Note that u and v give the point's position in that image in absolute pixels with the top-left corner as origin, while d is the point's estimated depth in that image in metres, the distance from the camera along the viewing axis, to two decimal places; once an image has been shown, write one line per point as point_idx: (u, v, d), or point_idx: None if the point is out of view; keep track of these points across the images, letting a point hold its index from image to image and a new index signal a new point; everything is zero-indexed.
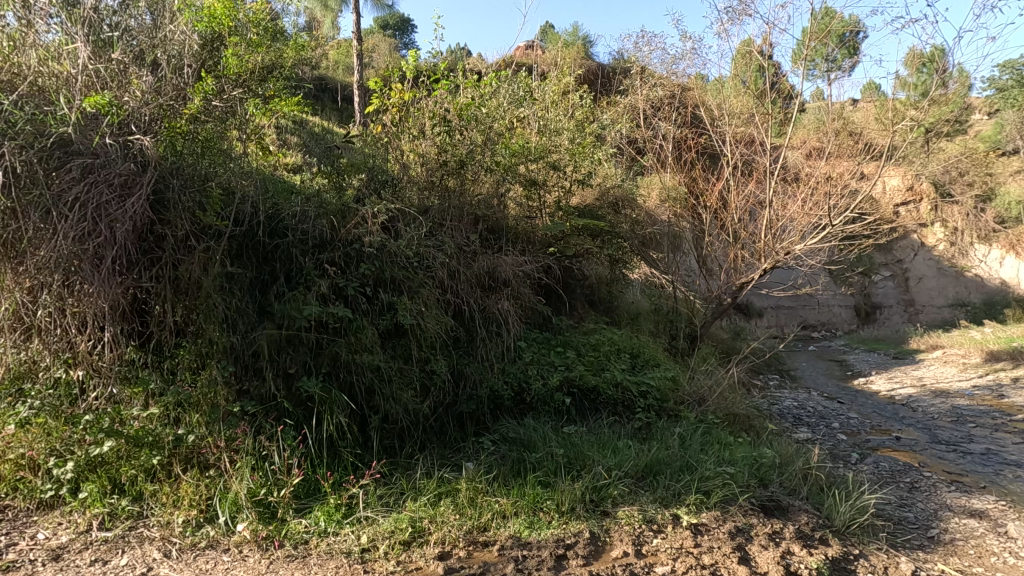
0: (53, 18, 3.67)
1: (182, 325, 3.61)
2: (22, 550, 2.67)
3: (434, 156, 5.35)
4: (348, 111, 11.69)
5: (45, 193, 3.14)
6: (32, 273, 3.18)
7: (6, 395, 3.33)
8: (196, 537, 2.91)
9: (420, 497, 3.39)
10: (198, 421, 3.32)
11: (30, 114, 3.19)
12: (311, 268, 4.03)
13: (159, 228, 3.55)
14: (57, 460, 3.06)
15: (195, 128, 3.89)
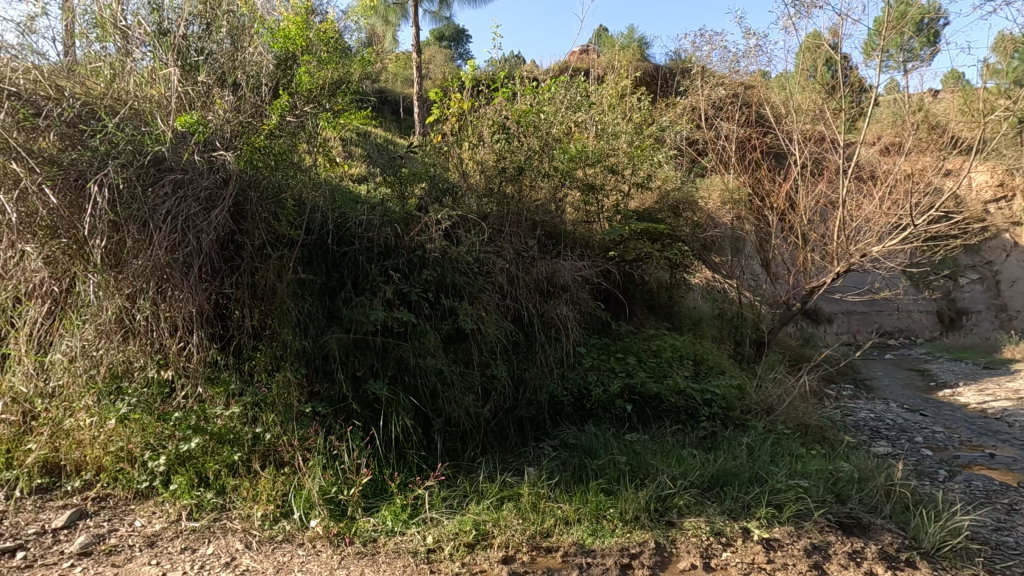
0: (146, 47, 3.99)
1: (260, 329, 3.82)
2: (122, 536, 2.90)
3: (492, 163, 5.42)
4: (408, 122, 12.04)
5: (143, 207, 3.40)
6: (130, 281, 3.44)
7: (105, 393, 3.47)
8: (273, 530, 3.06)
9: (483, 500, 3.43)
10: (274, 420, 3.49)
11: (130, 135, 3.48)
12: (377, 274, 4.19)
13: (240, 237, 3.79)
14: (152, 453, 3.30)
15: (271, 143, 4.12)
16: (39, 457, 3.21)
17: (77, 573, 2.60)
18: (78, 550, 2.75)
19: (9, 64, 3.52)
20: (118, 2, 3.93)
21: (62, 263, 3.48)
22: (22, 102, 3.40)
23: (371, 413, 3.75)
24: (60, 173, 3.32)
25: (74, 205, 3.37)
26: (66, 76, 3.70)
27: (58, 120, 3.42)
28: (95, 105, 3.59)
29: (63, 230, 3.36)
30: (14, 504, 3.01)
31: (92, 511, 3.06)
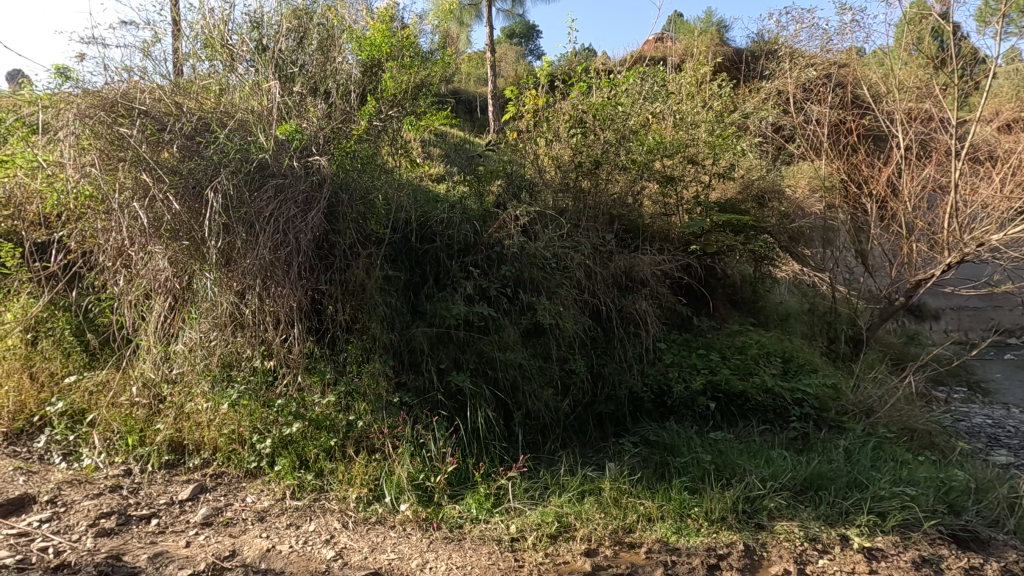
0: (248, 61, 4.34)
1: (351, 322, 4.06)
2: (237, 509, 3.20)
3: (568, 158, 5.39)
4: (482, 120, 12.23)
5: (249, 210, 3.71)
6: (240, 277, 3.74)
7: (218, 380, 3.79)
8: (367, 512, 3.26)
9: (564, 493, 3.46)
10: (365, 409, 3.71)
11: (239, 145, 3.81)
12: (457, 271, 4.33)
13: (333, 237, 4.04)
14: (259, 436, 3.60)
15: (360, 147, 4.39)
16: (166, 437, 3.59)
17: (201, 541, 2.90)
18: (201, 520, 3.06)
19: (136, 87, 3.95)
20: (224, 23, 4.30)
21: (183, 262, 3.79)
22: (150, 119, 3.82)
23: (455, 404, 3.89)
24: (181, 181, 3.70)
25: (193, 210, 3.73)
26: (181, 94, 4.08)
27: (179, 134, 3.82)
28: (208, 118, 3.96)
29: (183, 233, 3.73)
30: (147, 477, 3.39)
31: (210, 486, 3.39)
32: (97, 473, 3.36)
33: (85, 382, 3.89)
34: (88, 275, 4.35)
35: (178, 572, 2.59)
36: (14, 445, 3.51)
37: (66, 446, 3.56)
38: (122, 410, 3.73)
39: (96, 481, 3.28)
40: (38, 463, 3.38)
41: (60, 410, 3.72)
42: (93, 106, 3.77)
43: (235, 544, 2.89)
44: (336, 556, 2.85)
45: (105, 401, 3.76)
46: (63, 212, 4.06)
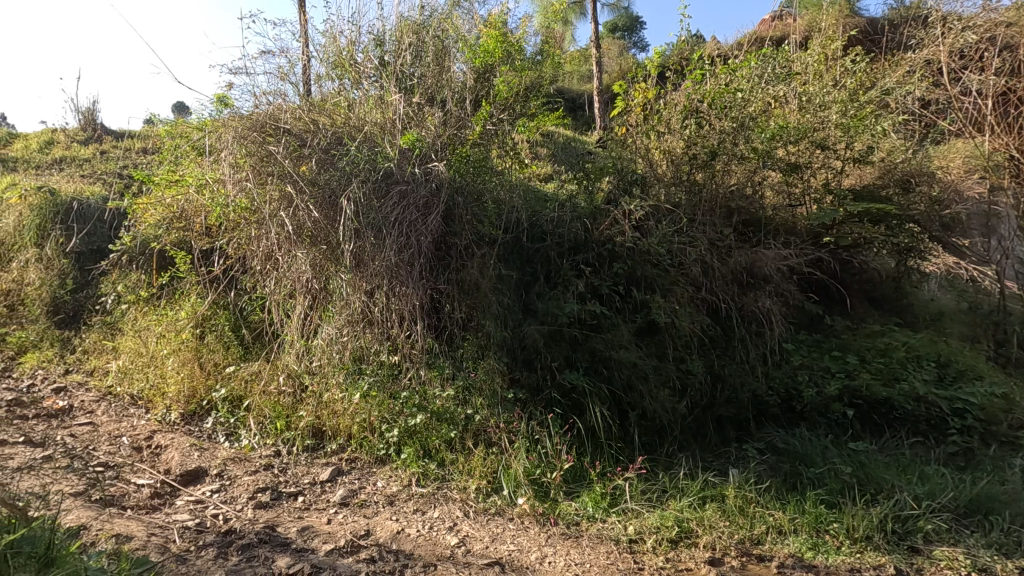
0: (373, 76, 4.66)
1: (468, 320, 4.23)
2: (369, 493, 3.45)
3: (681, 151, 5.14)
4: (587, 117, 12.16)
5: (377, 216, 4.02)
6: (370, 278, 4.05)
7: (351, 372, 4.11)
8: (487, 503, 3.37)
9: (684, 498, 3.34)
10: (482, 404, 3.83)
11: (368, 156, 4.13)
12: (568, 270, 4.42)
13: (450, 239, 4.25)
14: (387, 426, 3.85)
15: (475, 151, 4.55)
16: (308, 423, 3.96)
17: (340, 518, 3.18)
18: (339, 500, 3.35)
19: (280, 108, 4.40)
20: (351, 44, 4.67)
21: (321, 264, 4.18)
22: (292, 137, 4.25)
23: (569, 402, 3.92)
24: (319, 192, 4.09)
25: (329, 217, 4.10)
26: (316, 110, 4.46)
27: (317, 148, 4.21)
28: (340, 133, 4.32)
29: (321, 238, 4.11)
30: (293, 458, 3.77)
31: (346, 470, 3.69)
32: (253, 452, 3.79)
33: (242, 371, 4.39)
34: (244, 277, 4.93)
35: (322, 545, 2.87)
36: (189, 424, 4.07)
37: (228, 426, 4.06)
38: (271, 397, 4.15)
39: (253, 460, 3.71)
40: (208, 440, 3.89)
41: (223, 396, 4.23)
42: (247, 127, 4.26)
43: (369, 524, 3.13)
44: (459, 543, 2.99)
45: (258, 389, 4.21)
46: (224, 222, 4.65)
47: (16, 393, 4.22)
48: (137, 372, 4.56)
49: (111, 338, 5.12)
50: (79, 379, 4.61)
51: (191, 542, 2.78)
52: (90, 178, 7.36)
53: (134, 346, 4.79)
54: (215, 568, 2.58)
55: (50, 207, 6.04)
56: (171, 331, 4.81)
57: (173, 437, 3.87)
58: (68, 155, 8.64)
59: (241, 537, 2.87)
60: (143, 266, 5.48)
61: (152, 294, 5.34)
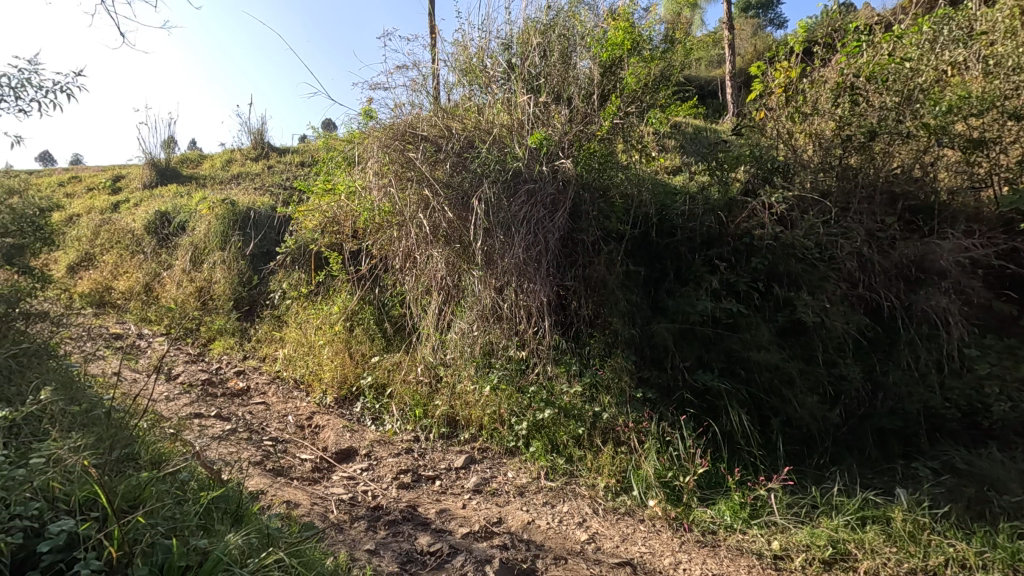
0: (502, 79, 4.78)
1: (595, 318, 4.21)
2: (500, 482, 3.58)
3: (831, 133, 4.62)
4: (716, 103, 11.46)
5: (506, 215, 4.14)
6: (500, 275, 4.18)
7: (481, 365, 4.28)
8: (616, 502, 3.33)
9: (838, 516, 3.05)
10: (610, 402, 3.80)
11: (498, 158, 4.28)
12: (701, 265, 4.17)
13: (577, 235, 4.26)
14: (517, 418, 3.96)
15: (602, 147, 4.51)
16: (443, 412, 4.19)
17: (474, 504, 3.33)
18: (473, 487, 3.51)
19: (417, 116, 4.69)
20: (481, 50, 4.83)
21: (454, 262, 4.41)
22: (429, 143, 4.51)
23: (703, 404, 3.75)
24: (453, 194, 4.31)
25: (462, 217, 4.32)
26: (449, 116, 4.67)
27: (451, 152, 4.44)
28: (471, 136, 4.50)
29: (455, 238, 4.34)
30: (431, 444, 4.02)
31: (478, 458, 3.86)
32: (396, 436, 4.11)
33: (385, 361, 4.78)
34: (386, 276, 5.37)
35: (458, 528, 3.02)
36: (342, 407, 4.52)
37: (374, 411, 4.44)
38: (410, 386, 4.46)
39: (395, 443, 4.02)
40: (357, 423, 4.29)
41: (370, 383, 4.63)
42: (390, 137, 4.59)
43: (501, 512, 3.24)
44: (589, 539, 2.99)
45: (399, 378, 4.55)
46: (370, 225, 5.08)
47: (208, 374, 4.99)
48: (299, 360, 5.15)
49: (279, 329, 5.84)
50: (254, 363, 5.32)
51: (346, 514, 3.08)
52: (260, 190, 8.46)
53: (296, 337, 5.42)
54: (366, 539, 2.83)
55: (232, 217, 7.11)
56: (326, 324, 5.38)
57: (329, 419, 4.32)
58: (244, 171, 10.01)
59: (387, 514, 3.11)
60: (303, 266, 6.25)
61: (310, 291, 6.02)
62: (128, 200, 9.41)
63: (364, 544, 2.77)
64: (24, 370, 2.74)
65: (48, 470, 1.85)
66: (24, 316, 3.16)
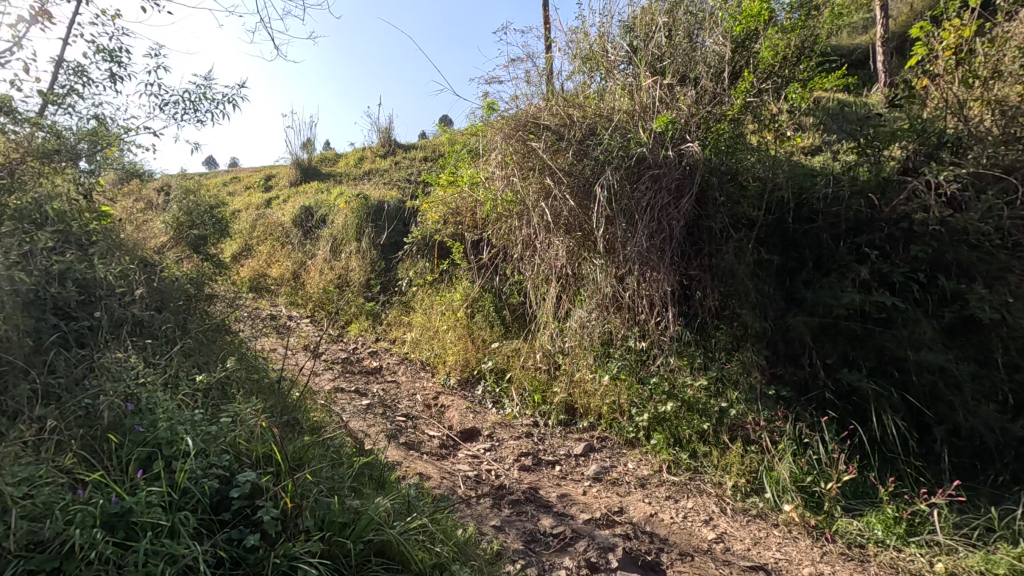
0: (623, 64, 4.63)
1: (722, 309, 3.99)
2: (620, 472, 3.56)
3: (1017, 98, 3.83)
4: (865, 73, 10.23)
5: (630, 202, 4.07)
6: (621, 263, 4.13)
7: (600, 355, 4.25)
8: (747, 503, 3.20)
9: (1020, 543, 2.68)
10: (738, 398, 3.59)
11: (621, 144, 4.18)
12: (846, 254, 3.75)
13: (704, 222, 4.05)
14: (637, 410, 3.90)
15: (731, 128, 4.19)
16: (562, 399, 4.24)
17: (594, 491, 3.34)
18: (593, 474, 3.52)
19: (538, 107, 4.71)
20: (603, 36, 4.72)
21: (575, 251, 4.41)
22: (551, 133, 4.53)
23: (847, 405, 3.42)
24: (575, 181, 4.33)
25: (584, 205, 4.31)
26: (569, 104, 4.63)
27: (573, 141, 4.42)
28: (592, 123, 4.43)
29: (576, 226, 4.34)
30: (550, 430, 4.08)
31: (597, 447, 3.86)
32: (516, 420, 4.23)
33: (505, 347, 4.92)
34: (505, 265, 5.51)
35: (580, 513, 3.05)
36: (465, 389, 4.75)
37: (495, 394, 4.61)
38: (529, 372, 4.55)
39: (516, 427, 4.14)
40: (479, 405, 4.47)
41: (491, 367, 4.81)
42: (513, 127, 4.68)
43: (623, 502, 3.22)
44: (717, 538, 2.90)
45: (519, 364, 4.67)
46: (491, 215, 5.24)
47: (347, 353, 5.48)
48: (425, 343, 5.48)
49: (406, 314, 6.25)
50: (385, 345, 5.75)
51: (472, 490, 3.24)
52: (388, 185, 9.06)
53: (423, 322, 5.76)
54: (492, 515, 2.94)
55: (366, 210, 7.72)
56: (449, 310, 5.65)
57: (453, 399, 4.55)
58: (375, 168, 10.78)
59: (510, 493, 3.22)
60: (427, 255, 6.63)
61: (435, 279, 6.36)
62: (279, 196, 10.57)
63: (490, 520, 2.89)
64: (211, 343, 3.21)
65: (235, 428, 2.15)
66: (207, 297, 3.69)
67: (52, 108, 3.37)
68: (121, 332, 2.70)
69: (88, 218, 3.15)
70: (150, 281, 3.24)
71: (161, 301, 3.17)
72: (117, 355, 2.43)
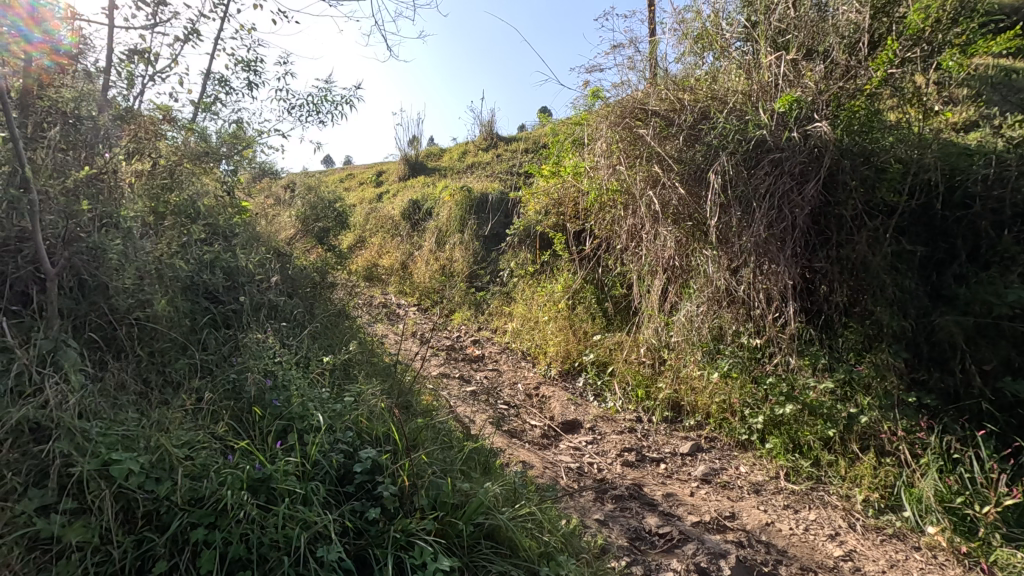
0: (736, 43, 4.34)
1: (852, 305, 3.62)
2: (732, 475, 3.37)
3: None
4: None
5: (747, 189, 3.81)
6: (735, 254, 3.87)
7: (710, 351, 4.03)
8: (881, 521, 2.94)
9: None
10: (870, 404, 3.27)
11: (738, 126, 3.91)
12: (1014, 244, 3.19)
13: (832, 209, 3.67)
14: (751, 411, 3.67)
15: (869, 104, 3.71)
16: (667, 396, 4.09)
17: (703, 493, 3.19)
18: (701, 475, 3.36)
19: (645, 92, 4.53)
20: (717, 12, 4.42)
21: (683, 241, 4.22)
22: (660, 118, 4.34)
23: (1010, 418, 2.98)
24: (686, 169, 4.14)
25: (695, 194, 4.10)
26: (680, 87, 4.40)
27: (684, 126, 4.20)
28: (706, 107, 4.17)
29: (686, 216, 4.15)
30: (654, 427, 3.96)
31: (706, 448, 3.68)
32: (618, 414, 4.15)
33: (606, 341, 4.84)
34: (607, 256, 5.40)
35: (688, 515, 2.93)
36: (566, 380, 4.74)
37: (596, 387, 4.55)
38: (632, 366, 4.45)
39: (618, 421, 4.06)
40: (580, 397, 4.44)
41: (592, 359, 4.75)
42: (619, 115, 4.55)
43: (735, 507, 3.05)
44: (845, 556, 2.67)
45: (621, 357, 4.57)
46: (595, 206, 5.15)
47: (452, 340, 5.68)
48: (526, 333, 5.54)
49: (508, 304, 6.34)
50: (487, 334, 5.88)
51: (575, 482, 3.23)
52: (490, 177, 9.23)
53: (524, 312, 5.83)
54: (595, 509, 2.91)
55: (469, 203, 7.94)
56: (551, 301, 5.66)
57: (554, 390, 4.56)
58: (478, 161, 11.04)
59: (614, 488, 3.16)
60: (529, 246, 6.68)
61: (536, 270, 6.40)
62: (389, 191, 11.18)
63: (594, 513, 2.86)
64: (333, 328, 3.46)
65: (357, 407, 2.31)
66: (330, 284, 3.98)
67: (202, 115, 3.80)
68: (260, 315, 2.99)
69: (232, 213, 3.52)
70: (283, 269, 3.57)
71: (292, 288, 3.49)
72: (257, 336, 2.70)
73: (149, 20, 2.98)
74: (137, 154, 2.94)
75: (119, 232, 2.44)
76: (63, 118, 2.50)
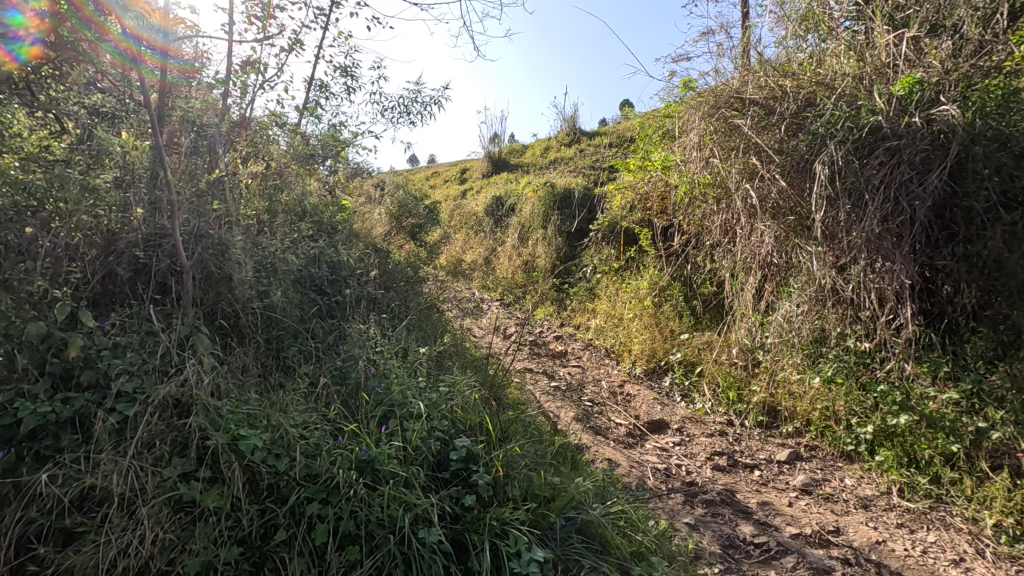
0: (846, 22, 4.02)
1: (980, 308, 3.27)
2: (836, 487, 3.15)
3: None
4: None
5: (857, 180, 3.53)
6: (843, 251, 3.60)
7: (811, 354, 3.78)
8: (1016, 549, 2.61)
9: None
10: (1003, 418, 2.93)
11: (848, 112, 3.61)
12: None
13: (959, 201, 3.30)
14: (858, 420, 3.40)
15: (1010, 81, 3.24)
16: (762, 399, 3.88)
17: (803, 505, 3.00)
18: (801, 485, 3.17)
19: (743, 79, 4.31)
20: None
21: (783, 237, 3.98)
22: (759, 107, 4.11)
23: None
24: (788, 160, 3.90)
25: (798, 186, 3.86)
26: (781, 73, 4.15)
27: (785, 115, 3.95)
28: (811, 92, 3.90)
29: (787, 210, 3.91)
30: (747, 431, 3.78)
31: (805, 456, 3.47)
32: (708, 417, 4.00)
33: (695, 340, 4.68)
34: (696, 252, 5.20)
35: (786, 526, 2.77)
36: (651, 379, 4.63)
37: (683, 387, 4.40)
38: (722, 367, 4.26)
39: (708, 423, 3.91)
40: (667, 397, 4.32)
41: (679, 359, 4.61)
42: (713, 105, 4.36)
43: (839, 521, 2.85)
44: None
45: (711, 357, 4.39)
46: (685, 200, 4.98)
47: (534, 335, 5.72)
48: (610, 330, 5.47)
49: (591, 300, 6.29)
50: (571, 330, 5.87)
51: (663, 483, 3.16)
52: (574, 172, 9.18)
53: (608, 309, 5.75)
54: (685, 512, 2.83)
55: (553, 198, 7.78)
56: (636, 298, 5.55)
57: (640, 389, 4.47)
58: (561, 156, 11.02)
59: (704, 492, 3.05)
60: (613, 242, 6.57)
61: (620, 266, 6.30)
62: (473, 187, 11.42)
63: (683, 516, 2.78)
64: (425, 320, 3.60)
65: (451, 398, 2.40)
66: (422, 278, 4.15)
67: (305, 119, 4.07)
68: (360, 307, 3.18)
69: (334, 211, 3.75)
70: (381, 264, 3.77)
71: (388, 282, 3.67)
72: (360, 326, 2.87)
73: (258, 34, 3.25)
74: (253, 156, 3.23)
75: (239, 230, 2.67)
76: (189, 127, 2.78)
